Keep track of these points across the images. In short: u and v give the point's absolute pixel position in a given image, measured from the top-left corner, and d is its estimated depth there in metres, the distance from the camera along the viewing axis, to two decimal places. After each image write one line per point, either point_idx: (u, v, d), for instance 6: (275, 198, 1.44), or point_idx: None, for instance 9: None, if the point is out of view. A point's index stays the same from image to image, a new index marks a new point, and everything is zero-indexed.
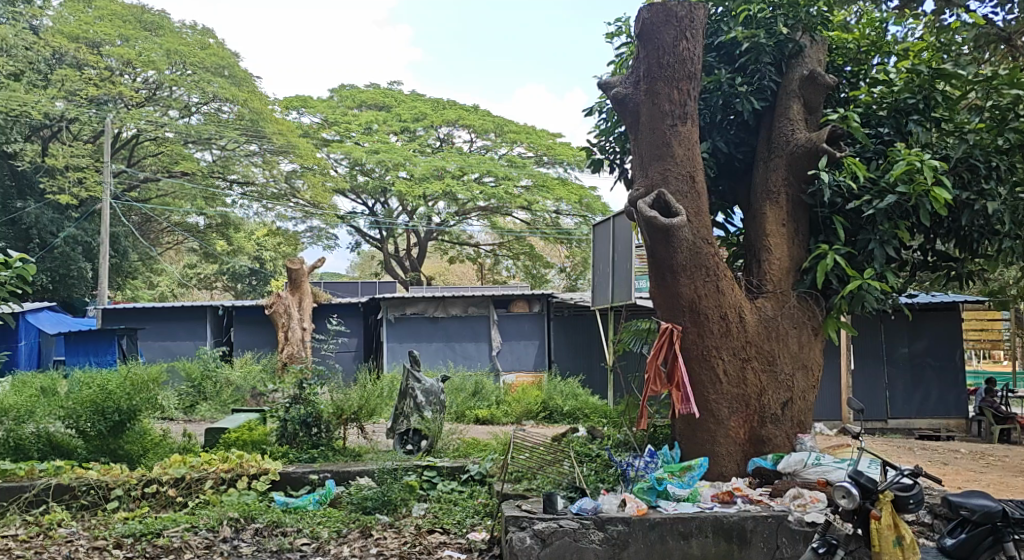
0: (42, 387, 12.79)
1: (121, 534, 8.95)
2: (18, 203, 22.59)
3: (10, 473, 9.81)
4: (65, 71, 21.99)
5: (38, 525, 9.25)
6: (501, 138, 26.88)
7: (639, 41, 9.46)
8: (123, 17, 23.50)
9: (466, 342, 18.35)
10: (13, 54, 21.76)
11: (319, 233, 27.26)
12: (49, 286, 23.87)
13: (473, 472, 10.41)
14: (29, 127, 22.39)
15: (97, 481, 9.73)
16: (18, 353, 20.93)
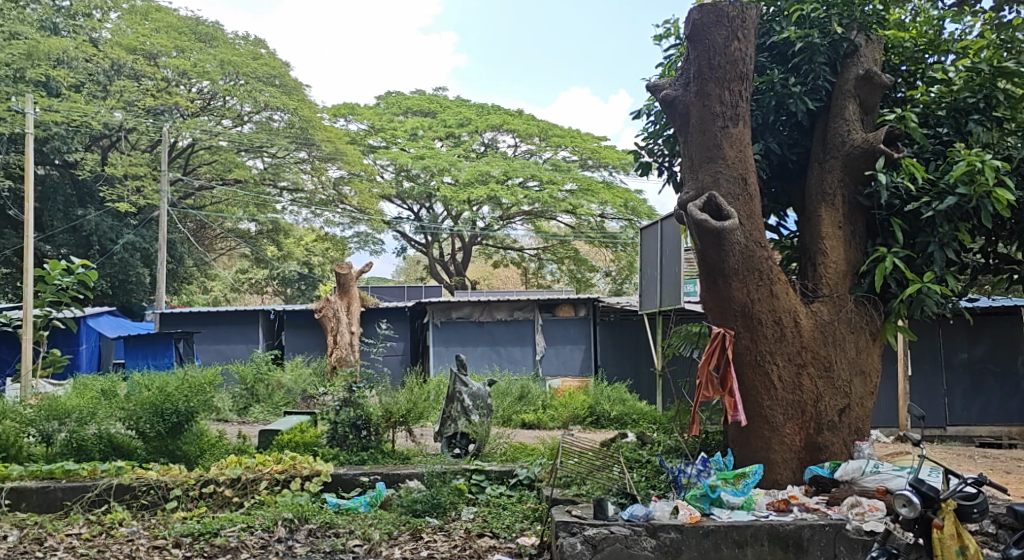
0: (104, 389, 13.06)
1: (180, 533, 9.06)
2: (79, 210, 22.95)
3: (74, 473, 9.98)
4: (124, 82, 22.60)
5: (100, 524, 9.38)
6: (546, 142, 26.74)
7: (689, 42, 9.37)
8: (179, 28, 23.68)
9: (512, 346, 18.30)
10: (75, 67, 22.30)
11: (365, 239, 27.39)
12: (109, 292, 24.33)
13: (521, 476, 10.33)
14: (89, 136, 22.82)
15: (156, 481, 9.83)
16: (80, 357, 21.04)
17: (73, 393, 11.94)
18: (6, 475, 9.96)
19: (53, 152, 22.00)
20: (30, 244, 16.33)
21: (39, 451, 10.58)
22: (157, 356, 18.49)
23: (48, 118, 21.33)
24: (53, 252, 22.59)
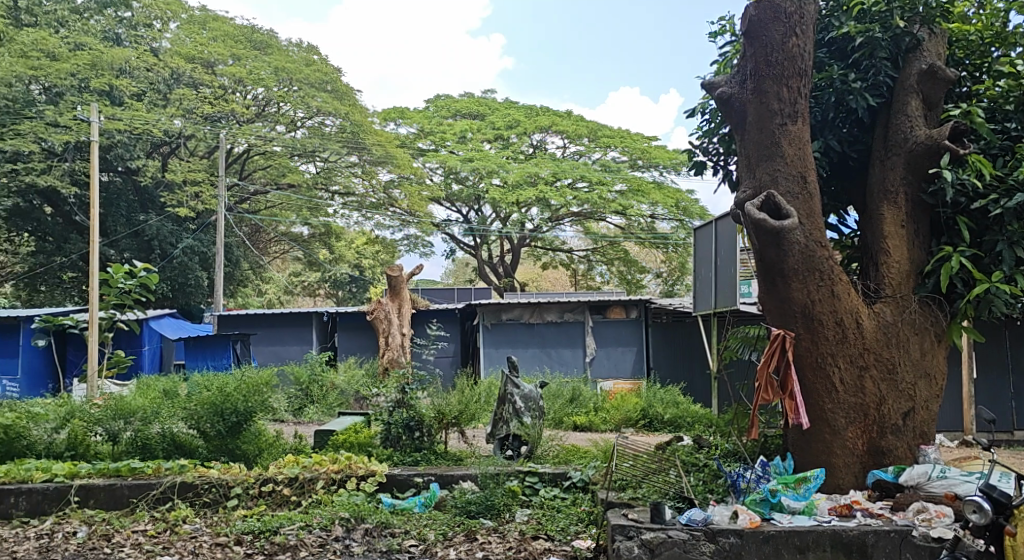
0: (166, 389, 13.25)
1: (241, 531, 9.18)
2: (141, 216, 23.55)
3: (139, 471, 10.07)
4: (183, 91, 22.99)
5: (164, 522, 9.50)
6: (595, 142, 26.58)
7: (746, 39, 9.22)
8: (235, 37, 24.50)
9: (562, 348, 18.21)
10: (136, 76, 22.56)
11: (415, 242, 27.46)
12: (169, 295, 24.66)
13: (575, 479, 10.22)
14: (150, 143, 23.37)
15: (218, 480, 9.91)
16: (142, 357, 21.27)
17: (137, 393, 12.11)
18: (74, 473, 10.06)
19: (117, 159, 22.62)
20: (95, 249, 16.53)
21: (105, 449, 10.73)
22: (216, 357, 18.73)
23: (113, 127, 21.92)
24: (117, 257, 23.32)
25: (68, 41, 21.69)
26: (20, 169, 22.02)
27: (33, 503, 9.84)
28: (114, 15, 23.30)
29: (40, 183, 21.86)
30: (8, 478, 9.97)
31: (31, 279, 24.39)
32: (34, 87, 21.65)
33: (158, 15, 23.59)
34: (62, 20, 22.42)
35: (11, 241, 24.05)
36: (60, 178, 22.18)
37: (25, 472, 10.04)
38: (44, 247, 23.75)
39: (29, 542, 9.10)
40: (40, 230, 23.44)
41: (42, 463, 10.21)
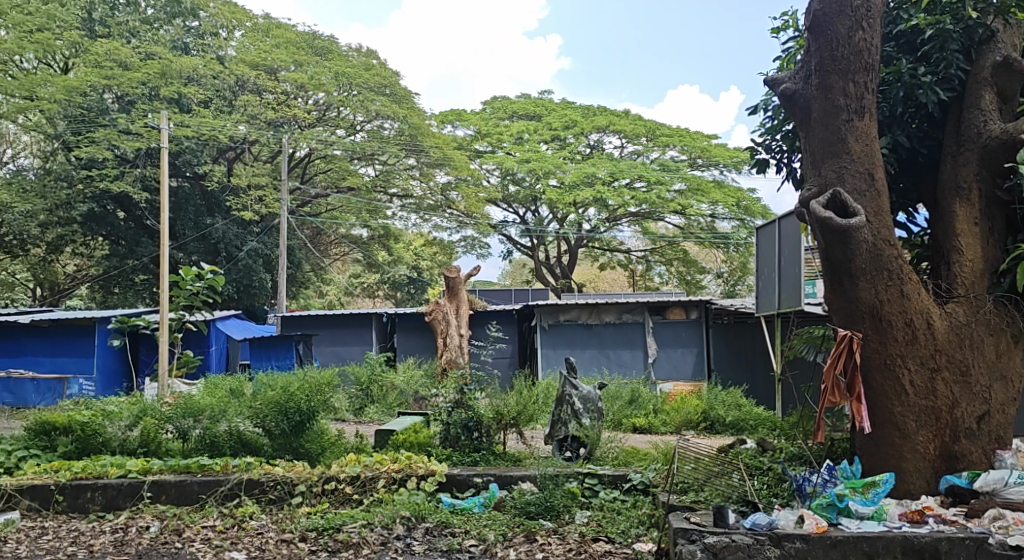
0: (232, 388, 13.43)
1: (305, 528, 9.24)
2: (208, 219, 23.88)
3: (208, 468, 10.24)
4: (247, 97, 23.37)
5: (232, 518, 9.58)
6: (653, 141, 26.29)
7: (810, 33, 9.00)
8: (297, 44, 25.06)
9: (621, 349, 18.05)
10: (203, 83, 23.33)
11: (472, 243, 27.47)
12: (234, 298, 24.95)
13: (636, 481, 10.08)
14: (217, 149, 23.81)
15: (283, 477, 9.98)
16: (210, 357, 21.50)
17: (205, 392, 12.32)
18: (147, 470, 10.17)
19: (186, 164, 23.18)
20: (166, 248, 16.73)
21: (176, 446, 10.91)
22: (279, 356, 18.91)
23: (181, 133, 22.58)
24: (185, 259, 23.89)
25: (140, 51, 22.85)
26: (94, 176, 22.66)
27: (108, 498, 9.95)
28: (182, 24, 24.39)
29: (114, 189, 22.43)
30: (84, 474, 10.09)
31: (105, 281, 24.93)
32: (108, 96, 22.66)
33: (223, 23, 24.66)
34: (133, 31, 23.52)
35: (85, 246, 24.67)
36: (132, 184, 22.73)
37: (100, 468, 10.19)
38: (117, 251, 24.27)
39: (103, 537, 9.24)
40: (113, 234, 23.92)
41: (116, 459, 10.35)
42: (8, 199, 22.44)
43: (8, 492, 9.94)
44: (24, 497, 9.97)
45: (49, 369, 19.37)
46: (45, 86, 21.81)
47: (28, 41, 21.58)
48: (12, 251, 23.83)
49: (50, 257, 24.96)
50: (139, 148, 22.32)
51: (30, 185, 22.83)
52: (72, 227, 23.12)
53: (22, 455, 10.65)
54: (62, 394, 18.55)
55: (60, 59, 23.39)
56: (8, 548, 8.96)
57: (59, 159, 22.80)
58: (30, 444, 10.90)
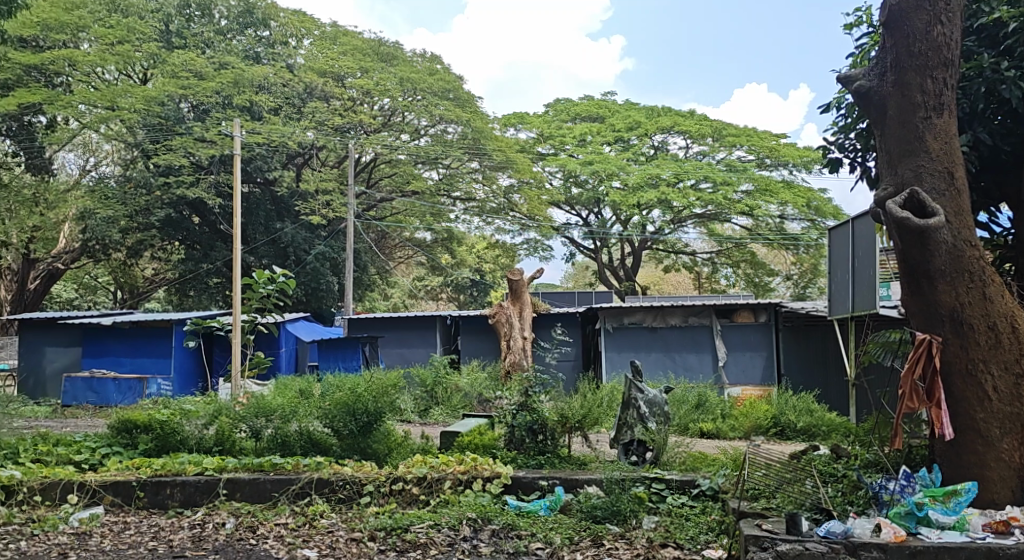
0: (300, 388, 13.55)
1: (374, 527, 9.24)
2: (277, 224, 24.41)
3: (280, 466, 10.29)
4: (315, 103, 23.67)
5: (304, 516, 9.64)
6: (719, 142, 25.87)
7: (886, 29, 8.70)
8: (364, 51, 25.30)
9: (687, 353, 17.82)
10: (274, 91, 24.01)
11: (535, 246, 27.41)
12: (302, 301, 25.23)
13: (704, 486, 9.89)
14: (286, 155, 24.24)
15: (352, 476, 10.01)
16: (280, 359, 21.79)
17: (276, 392, 12.52)
18: (223, 467, 10.29)
19: (257, 171, 23.55)
20: (239, 249, 17.02)
21: (249, 445, 11.06)
22: (346, 358, 19.07)
23: (252, 140, 23.12)
24: (256, 263, 24.39)
25: (214, 62, 23.50)
26: (170, 182, 23.23)
27: (185, 495, 10.05)
28: (254, 34, 25.31)
29: (189, 195, 22.94)
30: (164, 471, 10.23)
31: (180, 284, 25.53)
32: (184, 105, 23.52)
33: (293, 32, 25.55)
34: (208, 42, 24.50)
35: (162, 250, 25.26)
36: (206, 190, 23.20)
37: (179, 465, 10.33)
38: (192, 256, 24.62)
39: (182, 532, 9.34)
40: (188, 239, 24.45)
41: (194, 457, 10.50)
42: (92, 205, 22.71)
43: (92, 488, 10.05)
44: (107, 492, 10.07)
45: (129, 369, 19.66)
46: (126, 96, 22.25)
47: (110, 53, 22.53)
48: (93, 256, 24.46)
49: (129, 261, 25.63)
50: (214, 156, 23.04)
51: (112, 191, 23.19)
52: (150, 232, 23.59)
53: (105, 452, 10.89)
54: (142, 393, 18.69)
55: (139, 70, 24.03)
56: (92, 541, 9.09)
57: (138, 167, 23.68)
58: (112, 441, 11.13)
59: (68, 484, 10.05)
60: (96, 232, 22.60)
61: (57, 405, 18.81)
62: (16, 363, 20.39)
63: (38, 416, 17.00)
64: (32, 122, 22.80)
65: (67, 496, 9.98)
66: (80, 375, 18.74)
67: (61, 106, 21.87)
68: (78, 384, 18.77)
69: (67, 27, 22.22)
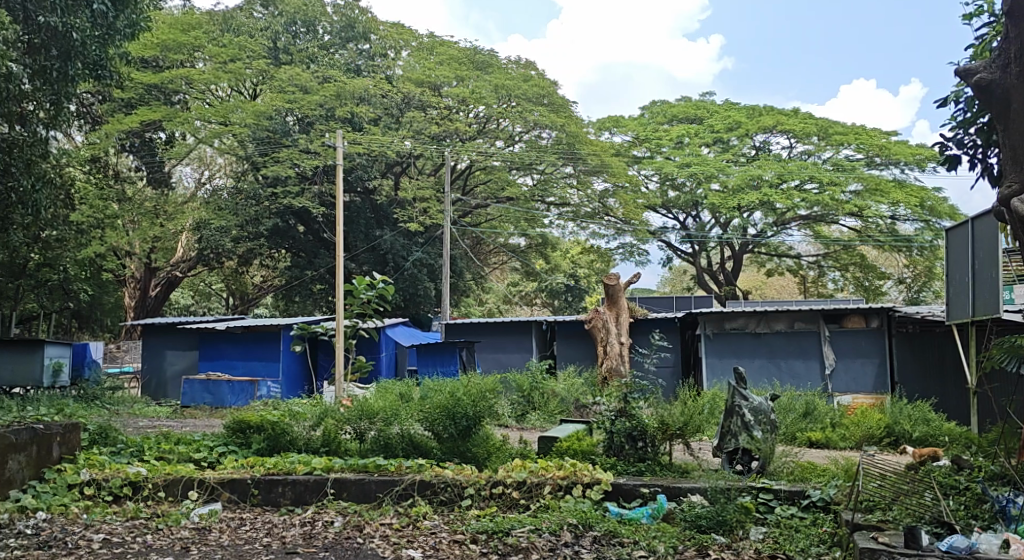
0: (401, 392, 13.61)
1: (476, 530, 9.15)
2: (377, 231, 24.78)
3: (382, 468, 10.32)
4: (412, 112, 23.90)
5: (407, 517, 9.61)
6: (826, 140, 25.03)
7: (1011, 17, 7.88)
8: (460, 60, 25.34)
9: (793, 359, 17.34)
10: (373, 103, 24.34)
11: (631, 250, 27.07)
12: (401, 306, 25.44)
13: (815, 497, 9.55)
14: (385, 164, 24.59)
15: (452, 479, 9.97)
16: (380, 363, 21.94)
17: (378, 395, 12.59)
18: (330, 467, 10.36)
19: (357, 180, 24.13)
20: (342, 256, 17.22)
21: (354, 446, 11.15)
22: (444, 363, 19.12)
23: (354, 150, 23.52)
24: (357, 270, 24.76)
25: (318, 76, 24.04)
26: (278, 193, 23.71)
27: (296, 493, 10.13)
28: (355, 48, 25.97)
29: (295, 205, 23.38)
30: (276, 470, 10.34)
31: (287, 290, 26.05)
32: (290, 118, 23.98)
33: (391, 44, 26.05)
34: (313, 57, 25.25)
35: (269, 258, 25.84)
36: (311, 200, 23.70)
37: (289, 465, 10.45)
38: (298, 263, 25.24)
39: (293, 529, 9.39)
40: (295, 247, 24.94)
41: (304, 457, 10.62)
42: (206, 216, 23.48)
43: (211, 484, 10.16)
44: (224, 489, 10.18)
45: (242, 372, 19.98)
46: (237, 111, 22.88)
47: (223, 71, 23.32)
48: (208, 264, 25.22)
49: (239, 268, 26.32)
50: (318, 167, 23.37)
51: (225, 202, 23.90)
52: (260, 241, 24.18)
53: (221, 451, 11.07)
54: (254, 395, 19.08)
55: (249, 86, 24.61)
56: (212, 536, 9.19)
57: (249, 179, 24.37)
58: (228, 440, 11.32)
59: (190, 481, 10.17)
60: (210, 242, 23.52)
61: (178, 406, 19.39)
62: (140, 366, 21.18)
63: (159, 416, 17.51)
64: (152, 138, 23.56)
65: (187, 493, 10.10)
66: (197, 378, 19.29)
67: (179, 123, 22.39)
68: (196, 387, 19.32)
69: (183, 48, 22.72)
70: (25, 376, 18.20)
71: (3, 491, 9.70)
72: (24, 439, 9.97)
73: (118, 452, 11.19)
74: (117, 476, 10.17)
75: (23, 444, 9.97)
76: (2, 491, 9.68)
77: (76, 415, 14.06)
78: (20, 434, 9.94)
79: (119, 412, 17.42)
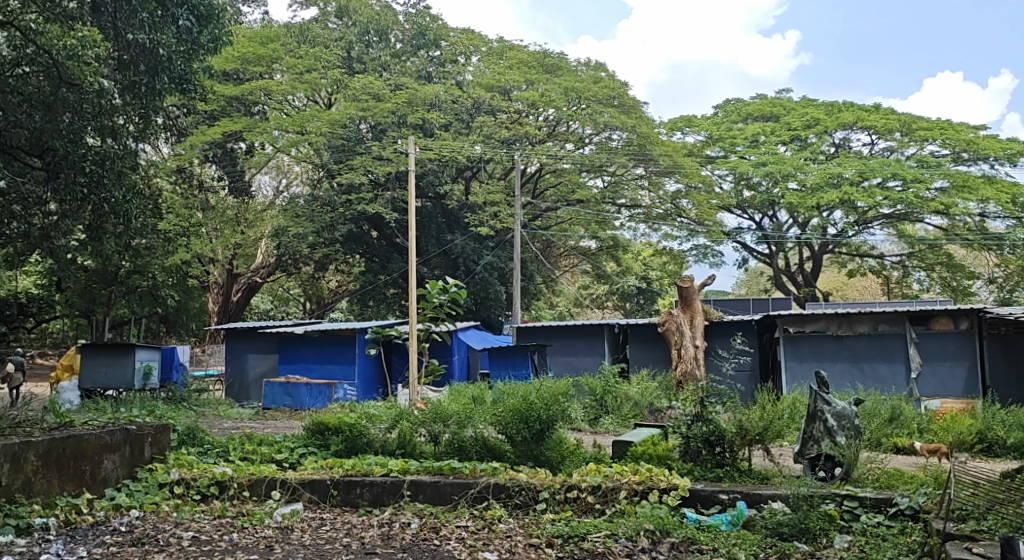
0: (475, 395, 13.56)
1: (551, 534, 9.02)
2: (448, 236, 24.86)
3: (457, 470, 10.22)
4: (481, 117, 23.92)
5: (483, 520, 9.52)
6: (909, 136, 24.33)
7: None
8: (529, 64, 25.09)
9: (877, 363, 16.84)
10: (444, 108, 24.41)
11: (705, 251, 26.67)
12: (473, 310, 25.46)
13: (903, 505, 9.20)
14: (456, 169, 24.72)
15: (527, 482, 9.84)
16: (453, 367, 21.97)
17: (452, 398, 12.55)
18: (407, 469, 10.32)
19: (429, 185, 24.23)
20: (414, 261, 17.21)
21: (429, 449, 11.11)
22: (516, 366, 19.00)
23: (425, 156, 23.61)
24: (429, 274, 24.88)
25: (390, 84, 24.17)
26: (352, 199, 23.91)
27: (374, 494, 10.11)
28: (426, 55, 26.04)
29: (369, 211, 23.55)
30: (354, 471, 10.34)
31: (361, 295, 26.23)
32: (363, 126, 24.20)
33: (461, 51, 25.86)
34: (385, 65, 25.46)
35: (345, 263, 26.11)
36: (384, 207, 23.86)
37: (367, 466, 10.44)
38: (371, 268, 25.43)
39: (372, 530, 9.37)
40: (369, 252, 25.13)
41: (380, 459, 10.59)
42: (285, 223, 23.84)
43: (293, 485, 10.21)
44: (305, 490, 10.22)
45: (319, 375, 20.11)
46: (314, 120, 22.96)
47: (300, 81, 23.61)
48: (287, 270, 25.55)
49: (316, 274, 26.65)
50: (391, 173, 23.48)
51: (302, 209, 24.16)
52: (335, 246, 24.44)
53: (302, 452, 11.13)
54: (330, 398, 19.13)
55: (324, 95, 24.88)
56: (294, 535, 9.21)
57: (324, 187, 24.66)
58: (308, 442, 11.39)
59: (272, 481, 10.24)
60: (288, 248, 23.84)
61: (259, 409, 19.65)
62: (224, 369, 21.48)
63: (242, 418, 17.74)
64: (234, 149, 24.00)
65: (271, 493, 10.16)
66: (277, 381, 19.52)
67: (258, 133, 22.64)
68: (276, 389, 19.53)
69: (263, 60, 23.21)
70: (119, 380, 18.58)
71: (98, 489, 9.85)
72: (118, 439, 10.10)
73: (205, 452, 11.31)
74: (204, 475, 10.28)
75: (117, 445, 10.09)
76: (97, 490, 9.83)
77: (166, 416, 14.33)
78: (113, 434, 10.06)
79: (204, 414, 17.71)
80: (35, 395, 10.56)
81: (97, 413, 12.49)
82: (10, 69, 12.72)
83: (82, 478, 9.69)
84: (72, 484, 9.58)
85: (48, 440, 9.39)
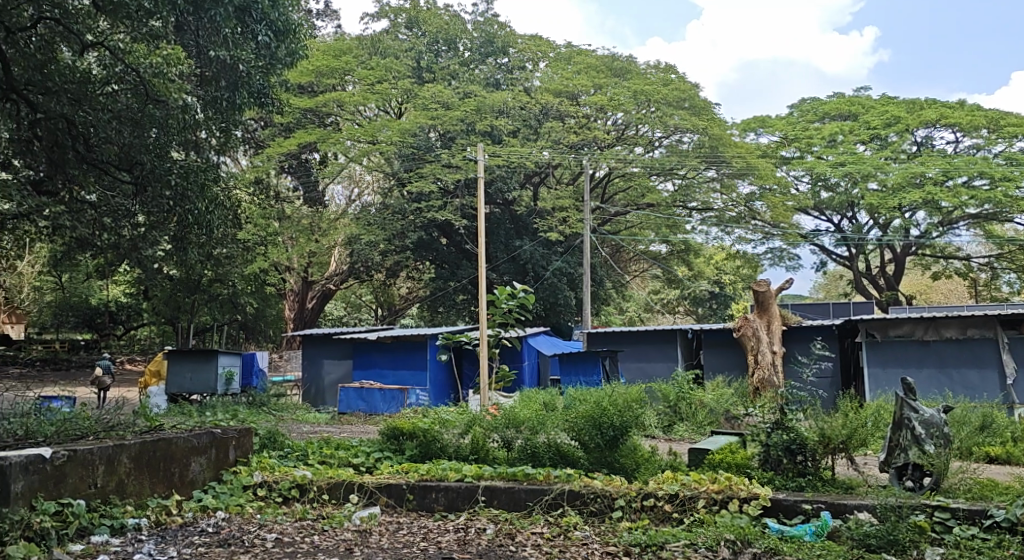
0: (547, 401, 13.43)
1: (629, 542, 8.85)
2: (518, 242, 24.80)
3: (532, 477, 10.12)
4: (551, 123, 23.89)
5: (558, 527, 9.39)
6: (996, 133, 23.53)
7: None
8: (597, 68, 24.90)
9: (968, 368, 16.27)
10: (512, 115, 24.34)
11: (780, 254, 26.17)
12: (544, 315, 25.35)
13: (998, 517, 8.80)
14: (524, 175, 24.64)
15: (602, 490, 9.68)
16: (523, 372, 21.87)
17: (524, 404, 12.43)
18: (481, 475, 10.23)
19: (499, 192, 24.17)
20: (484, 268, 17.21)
21: (502, 454, 11.02)
22: (587, 372, 18.83)
23: (494, 163, 23.60)
24: (499, 279, 24.87)
25: (459, 92, 24.21)
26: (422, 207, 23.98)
27: (449, 499, 10.05)
28: (494, 62, 26.01)
29: (438, 218, 23.61)
30: (430, 476, 10.29)
31: (433, 301, 26.30)
32: (433, 134, 24.26)
33: (529, 57, 25.81)
34: (454, 73, 25.54)
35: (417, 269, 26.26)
36: (454, 213, 23.89)
37: (442, 471, 10.35)
38: (442, 274, 25.49)
39: (448, 535, 9.30)
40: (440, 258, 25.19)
41: (455, 464, 10.50)
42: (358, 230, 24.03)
43: (370, 489, 10.20)
44: (381, 494, 10.20)
45: (392, 381, 20.21)
46: (384, 129, 23.07)
47: (372, 91, 23.76)
48: (358, 276, 25.73)
49: (388, 280, 26.81)
50: (461, 180, 23.49)
51: (373, 217, 24.03)
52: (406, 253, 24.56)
53: (378, 456, 11.10)
54: (404, 403, 19.39)
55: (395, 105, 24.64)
56: (373, 538, 9.19)
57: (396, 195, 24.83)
58: (383, 447, 11.37)
59: (350, 485, 10.24)
60: (360, 255, 24.03)
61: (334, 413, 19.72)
62: (300, 375, 21.66)
63: (319, 422, 17.86)
64: (308, 159, 24.32)
65: (349, 496, 10.16)
66: (351, 386, 19.58)
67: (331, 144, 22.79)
68: (350, 394, 19.59)
69: (336, 72, 23.58)
70: (203, 385, 18.88)
71: (186, 491, 9.93)
72: (204, 443, 10.18)
73: (285, 456, 11.38)
74: (285, 479, 10.33)
75: (203, 448, 10.18)
76: (185, 491, 9.91)
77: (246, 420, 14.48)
78: (200, 437, 10.14)
79: (282, 418, 17.90)
80: (125, 400, 10.76)
81: (183, 416, 12.71)
82: (100, 86, 12.83)
83: (172, 480, 9.77)
84: (162, 486, 9.67)
85: (139, 443, 9.48)
